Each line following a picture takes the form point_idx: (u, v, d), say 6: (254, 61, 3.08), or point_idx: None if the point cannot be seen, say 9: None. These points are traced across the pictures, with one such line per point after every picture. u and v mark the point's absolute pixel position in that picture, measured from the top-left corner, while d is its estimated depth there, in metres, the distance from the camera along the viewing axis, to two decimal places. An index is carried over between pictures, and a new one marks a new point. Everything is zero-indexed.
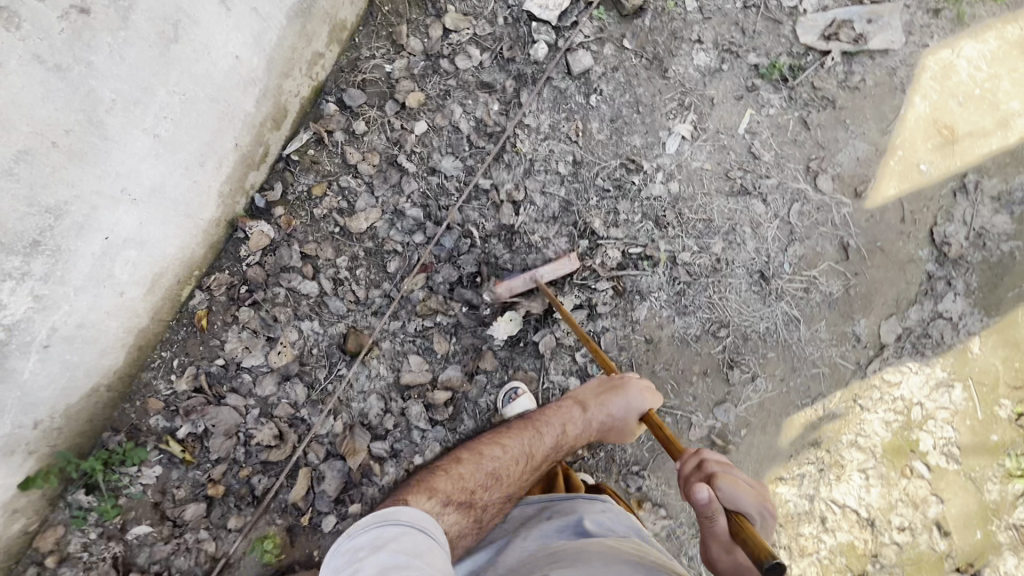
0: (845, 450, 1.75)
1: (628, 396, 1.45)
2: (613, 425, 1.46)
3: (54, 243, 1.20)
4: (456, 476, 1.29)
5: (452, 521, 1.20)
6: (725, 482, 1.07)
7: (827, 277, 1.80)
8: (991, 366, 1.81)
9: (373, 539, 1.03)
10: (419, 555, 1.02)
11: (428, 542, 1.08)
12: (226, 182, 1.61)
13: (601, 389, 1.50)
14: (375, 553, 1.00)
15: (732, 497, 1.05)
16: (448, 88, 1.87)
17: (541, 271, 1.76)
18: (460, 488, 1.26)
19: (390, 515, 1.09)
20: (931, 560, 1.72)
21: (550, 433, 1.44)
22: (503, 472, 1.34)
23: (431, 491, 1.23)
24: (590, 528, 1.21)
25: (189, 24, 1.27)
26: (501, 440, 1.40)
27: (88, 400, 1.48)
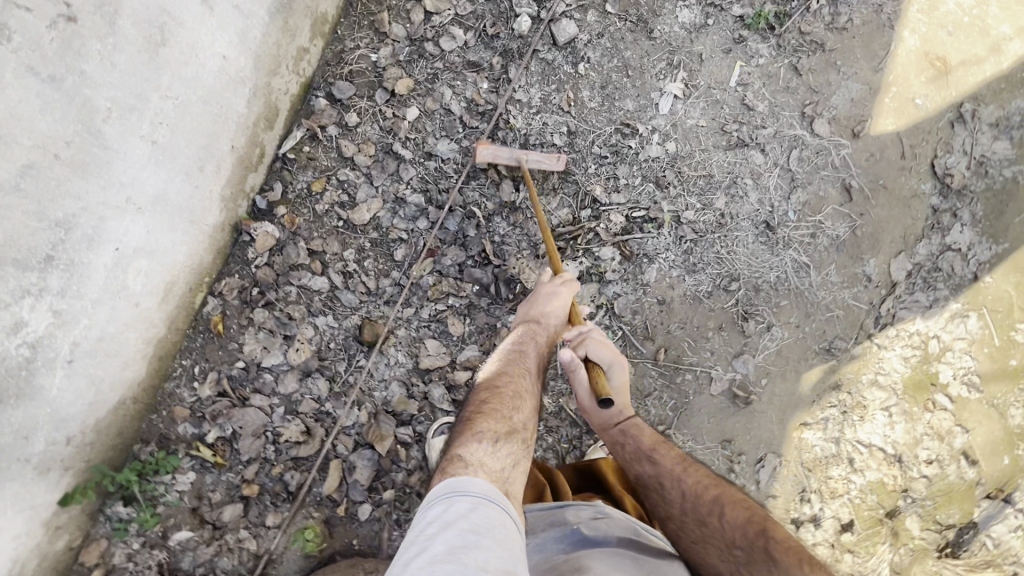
0: (866, 390, 1.76)
1: (555, 289, 1.47)
2: (563, 319, 1.47)
3: (67, 257, 1.21)
4: (487, 414, 1.19)
5: (507, 453, 1.11)
6: (590, 345, 1.33)
7: (832, 221, 1.80)
8: (1003, 293, 1.81)
9: (439, 516, 0.92)
10: (491, 537, 0.89)
11: (502, 520, 0.94)
12: (226, 186, 1.62)
13: (536, 299, 1.47)
14: (440, 534, 0.88)
15: (594, 353, 1.33)
16: (435, 71, 1.87)
17: (529, 155, 1.78)
18: (498, 420, 1.17)
19: (458, 490, 0.96)
20: (962, 490, 1.73)
21: (527, 346, 1.39)
22: (521, 390, 1.27)
23: (476, 435, 1.12)
24: (597, 538, 1.13)
25: (174, 27, 1.27)
26: (498, 369, 1.32)
27: (116, 414, 1.49)
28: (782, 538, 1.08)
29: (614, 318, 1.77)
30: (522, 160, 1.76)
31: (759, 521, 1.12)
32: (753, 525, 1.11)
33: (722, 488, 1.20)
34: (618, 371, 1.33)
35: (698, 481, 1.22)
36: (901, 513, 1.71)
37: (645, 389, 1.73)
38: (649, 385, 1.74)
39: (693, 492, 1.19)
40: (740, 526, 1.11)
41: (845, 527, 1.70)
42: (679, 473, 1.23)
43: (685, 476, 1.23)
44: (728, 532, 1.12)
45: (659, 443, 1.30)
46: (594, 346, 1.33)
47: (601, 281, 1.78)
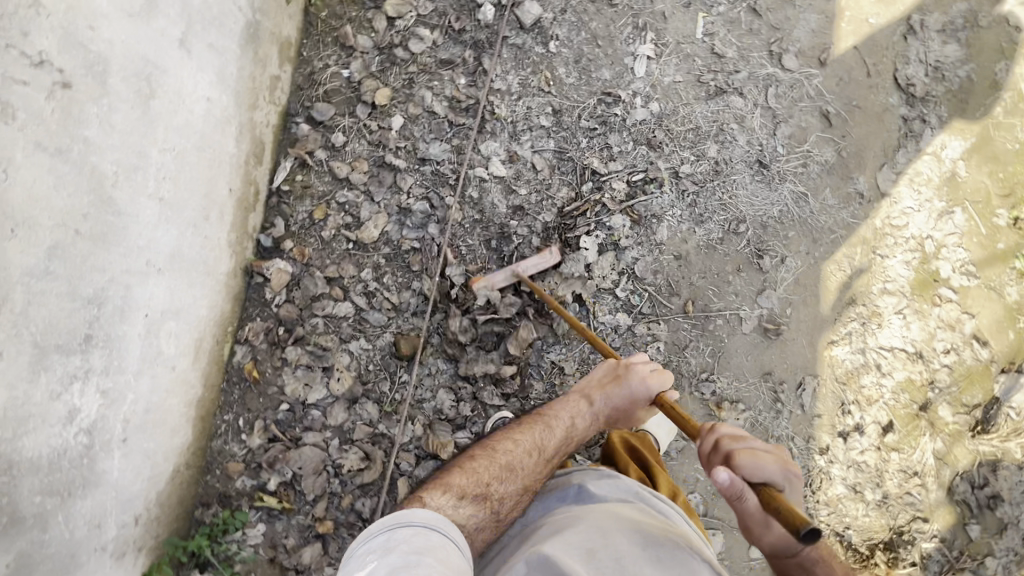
0: (879, 299, 1.87)
1: (639, 382, 1.42)
2: (612, 413, 1.44)
3: (104, 332, 1.16)
4: (470, 471, 1.27)
5: (468, 514, 1.18)
6: (749, 457, 0.91)
7: (819, 147, 1.91)
8: (980, 184, 1.94)
9: (382, 542, 0.90)
10: (433, 556, 0.89)
11: (444, 544, 0.94)
12: (231, 231, 1.58)
13: (599, 379, 1.49)
14: (383, 558, 0.86)
15: (757, 472, 0.90)
16: (411, 76, 1.85)
17: (523, 265, 1.76)
18: (475, 481, 1.24)
19: (400, 518, 0.95)
20: (980, 370, 1.85)
21: (556, 424, 1.42)
22: (519, 465, 1.31)
23: (447, 486, 1.23)
24: (596, 495, 1.20)
25: (159, 76, 1.23)
26: (512, 438, 1.38)
27: (174, 482, 1.46)
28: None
29: (638, 281, 1.81)
30: (519, 273, 1.74)
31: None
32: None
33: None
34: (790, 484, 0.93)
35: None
36: (933, 404, 1.83)
37: (682, 342, 1.80)
38: (685, 338, 1.80)
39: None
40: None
41: (886, 429, 1.82)
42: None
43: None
44: None
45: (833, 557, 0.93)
46: (753, 459, 0.91)
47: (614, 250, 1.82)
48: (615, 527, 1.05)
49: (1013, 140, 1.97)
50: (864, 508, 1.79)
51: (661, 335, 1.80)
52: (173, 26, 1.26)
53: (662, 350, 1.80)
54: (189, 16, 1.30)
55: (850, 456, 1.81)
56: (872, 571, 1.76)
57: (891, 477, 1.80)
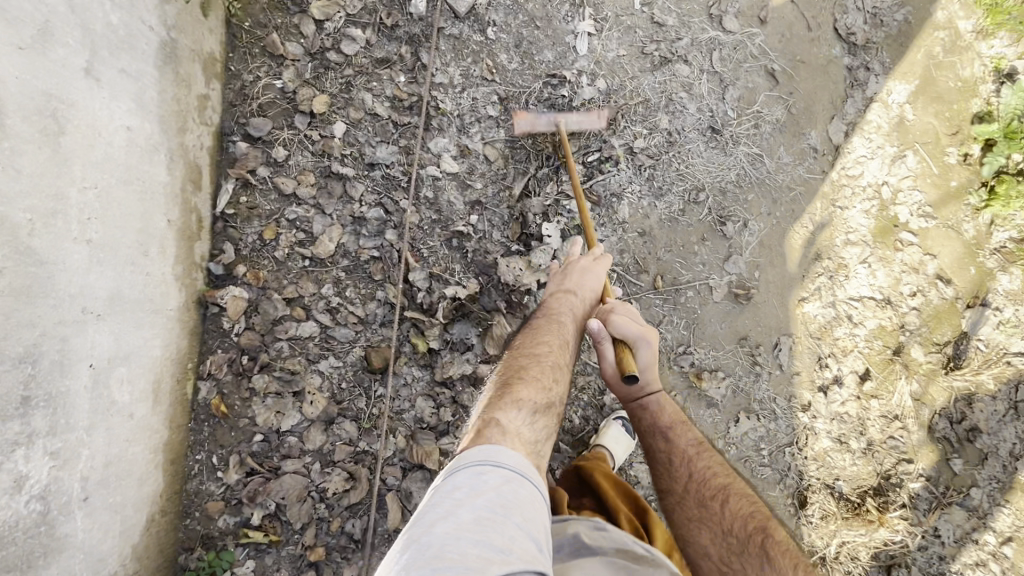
0: (843, 251, 1.89)
1: (592, 267, 1.47)
2: (597, 296, 1.44)
3: (44, 391, 1.09)
4: (528, 381, 1.12)
5: (543, 425, 1.05)
6: (617, 319, 1.26)
7: (769, 106, 1.91)
8: (928, 125, 1.96)
9: (470, 483, 0.83)
10: (520, 514, 0.81)
11: (531, 496, 0.86)
12: (177, 263, 1.50)
13: (576, 268, 1.47)
14: (470, 503, 0.80)
15: (619, 329, 1.25)
16: (347, 79, 1.77)
17: (569, 118, 1.78)
18: (539, 391, 1.10)
19: (492, 456, 0.88)
20: (946, 309, 1.89)
21: (565, 315, 1.34)
22: (560, 361, 1.21)
23: (517, 402, 1.05)
24: (590, 544, 1.04)
25: (67, 110, 1.15)
26: (539, 339, 1.25)
27: (150, 532, 1.40)
28: (780, 541, 1.06)
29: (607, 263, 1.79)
30: (561, 123, 1.77)
31: (761, 517, 1.11)
32: (753, 521, 1.09)
33: (733, 481, 1.17)
34: (648, 349, 1.24)
35: (710, 468, 1.19)
36: (906, 348, 1.86)
37: (656, 318, 1.78)
38: (658, 313, 1.79)
39: (702, 477, 1.17)
40: (739, 517, 1.10)
41: (863, 377, 1.84)
42: (693, 457, 1.19)
43: (697, 460, 1.19)
44: (726, 518, 1.10)
45: (681, 423, 1.25)
46: (619, 321, 1.26)
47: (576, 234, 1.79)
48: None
49: (955, 78, 1.99)
50: (851, 457, 1.81)
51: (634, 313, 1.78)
52: (75, 54, 1.18)
53: None
54: (93, 41, 1.22)
55: (831, 408, 1.83)
56: (865, 518, 1.78)
57: (873, 424, 1.83)
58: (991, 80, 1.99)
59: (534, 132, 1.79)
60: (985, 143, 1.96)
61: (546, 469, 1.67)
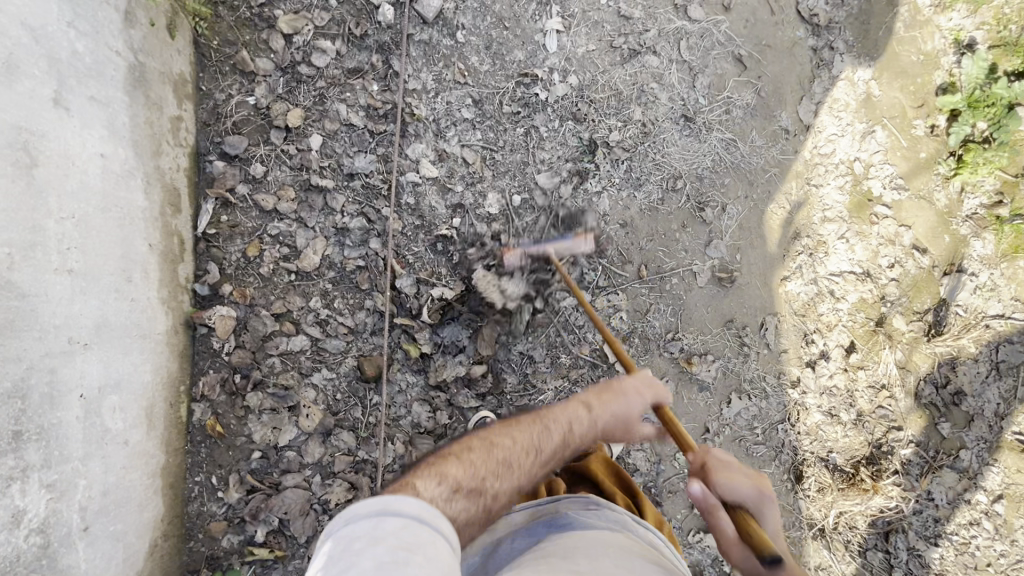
0: (820, 228, 1.93)
1: (636, 392, 1.23)
2: (622, 424, 1.21)
3: (35, 424, 1.09)
4: (466, 462, 1.03)
5: (461, 511, 0.94)
6: (722, 475, 0.93)
7: (739, 92, 1.94)
8: (894, 100, 2.00)
9: (368, 532, 0.74)
10: (423, 553, 0.74)
11: (435, 538, 0.79)
12: (161, 287, 1.50)
13: (612, 385, 1.25)
14: (368, 550, 0.71)
15: (730, 492, 0.91)
16: (320, 92, 1.78)
17: (558, 248, 1.78)
18: (470, 474, 1.01)
19: (387, 505, 0.80)
20: (924, 278, 1.92)
21: (560, 425, 1.16)
22: (515, 460, 1.07)
23: (442, 476, 0.97)
24: (582, 522, 1.03)
25: (38, 141, 1.15)
26: (508, 430, 1.14)
27: (154, 557, 1.40)
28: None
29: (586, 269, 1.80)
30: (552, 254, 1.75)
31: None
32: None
33: None
34: (769, 513, 0.91)
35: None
36: (888, 318, 1.89)
37: (643, 307, 1.81)
38: (645, 302, 1.82)
39: None
40: None
41: (849, 350, 1.88)
42: None
43: None
44: None
45: None
46: (727, 479, 0.93)
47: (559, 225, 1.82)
48: (614, 558, 0.90)
49: (917, 52, 2.03)
50: (842, 429, 1.86)
51: (622, 304, 1.80)
52: (42, 84, 1.17)
53: (626, 318, 1.80)
54: (59, 71, 1.21)
55: (820, 383, 1.88)
56: (860, 487, 1.83)
57: (861, 395, 1.87)
58: (952, 51, 2.02)
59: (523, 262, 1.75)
60: (951, 113, 2.00)
61: None
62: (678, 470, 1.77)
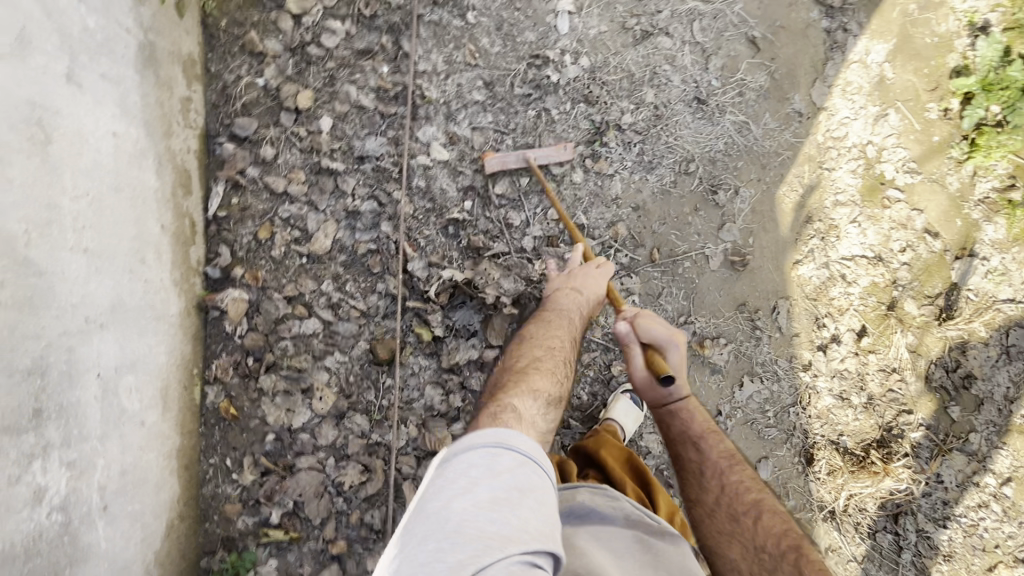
0: (832, 212, 1.92)
1: (593, 274, 1.53)
2: (597, 303, 1.52)
3: (55, 402, 1.08)
4: (531, 378, 1.20)
5: (551, 415, 1.14)
6: (646, 323, 1.35)
7: (752, 73, 1.92)
8: (908, 82, 1.98)
9: (485, 464, 0.82)
10: (533, 496, 0.81)
11: (543, 481, 0.86)
12: (174, 269, 1.49)
13: (579, 279, 1.53)
14: (483, 483, 0.80)
15: (648, 335, 1.33)
16: (330, 73, 1.76)
17: (535, 152, 1.80)
18: (543, 387, 1.19)
19: (504, 440, 0.86)
20: (936, 262, 1.91)
21: (565, 323, 1.41)
22: (563, 365, 1.30)
23: (526, 399, 1.13)
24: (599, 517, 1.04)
25: (52, 118, 1.14)
26: (536, 347, 1.33)
27: (170, 538, 1.40)
28: (816, 562, 1.08)
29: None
30: (530, 158, 1.79)
31: (794, 537, 1.14)
32: (787, 540, 1.12)
33: (763, 493, 1.20)
34: (676, 355, 1.32)
35: (742, 480, 1.22)
36: (900, 303, 1.89)
37: (655, 290, 1.81)
38: (657, 286, 1.81)
39: (733, 488, 1.21)
40: (773, 536, 1.13)
41: (860, 334, 1.88)
42: (722, 463, 1.24)
43: (729, 471, 1.23)
44: (756, 530, 1.14)
45: (710, 432, 1.30)
46: (646, 324, 1.35)
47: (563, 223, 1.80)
48: None
49: (931, 34, 2.00)
50: (853, 412, 1.86)
51: (634, 287, 1.80)
52: (55, 60, 1.16)
53: (637, 302, 1.80)
54: (71, 46, 1.20)
55: (831, 366, 1.88)
56: (870, 469, 1.83)
57: (872, 378, 1.87)
58: (966, 34, 2.00)
59: (504, 170, 1.79)
60: (965, 96, 1.98)
61: (558, 444, 1.71)
62: None
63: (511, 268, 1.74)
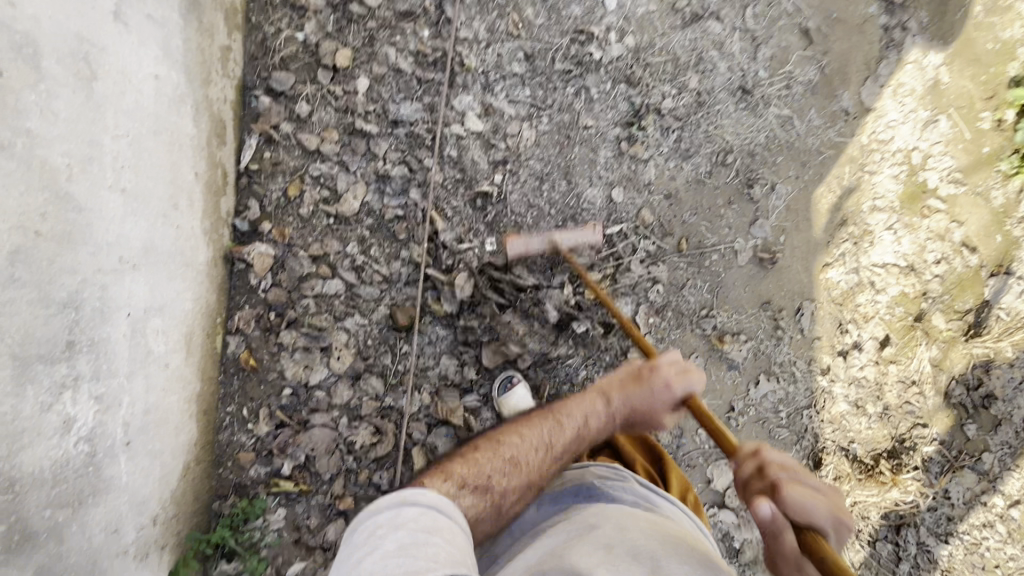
0: (869, 217, 1.87)
1: (659, 384, 1.19)
2: (638, 418, 1.19)
3: (87, 336, 1.11)
4: (476, 457, 1.09)
5: (469, 506, 1.00)
6: (794, 489, 0.88)
7: (801, 67, 1.86)
8: (963, 88, 1.90)
9: (391, 519, 0.83)
10: (440, 536, 0.83)
11: (452, 525, 0.89)
12: (205, 218, 1.51)
13: (628, 378, 1.23)
14: (390, 534, 0.81)
15: (801, 508, 0.86)
16: (371, 33, 1.73)
17: (560, 235, 1.72)
18: (478, 470, 1.06)
19: (407, 496, 0.88)
20: (971, 276, 1.85)
21: (570, 414, 1.19)
22: (525, 458, 1.12)
23: (451, 473, 1.04)
24: (605, 493, 1.09)
25: (98, 54, 1.13)
26: (521, 426, 1.18)
27: (187, 479, 1.44)
28: None
29: (618, 254, 1.77)
30: (555, 241, 1.70)
31: None
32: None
33: None
34: (841, 536, 0.86)
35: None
36: (928, 315, 1.85)
37: (679, 281, 1.79)
38: (681, 277, 1.79)
39: None
40: None
41: (883, 343, 1.85)
42: None
43: None
44: None
45: None
46: (798, 494, 0.87)
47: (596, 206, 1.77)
48: (638, 531, 0.95)
49: (993, 40, 1.88)
50: (867, 421, 1.84)
51: (660, 276, 1.78)
52: None
53: (661, 291, 1.78)
54: None
55: (850, 373, 1.86)
56: (878, 479, 1.84)
57: (890, 389, 1.84)
58: None
59: (526, 255, 1.70)
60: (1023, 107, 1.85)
61: None
62: (699, 445, 1.78)
63: (537, 248, 1.75)
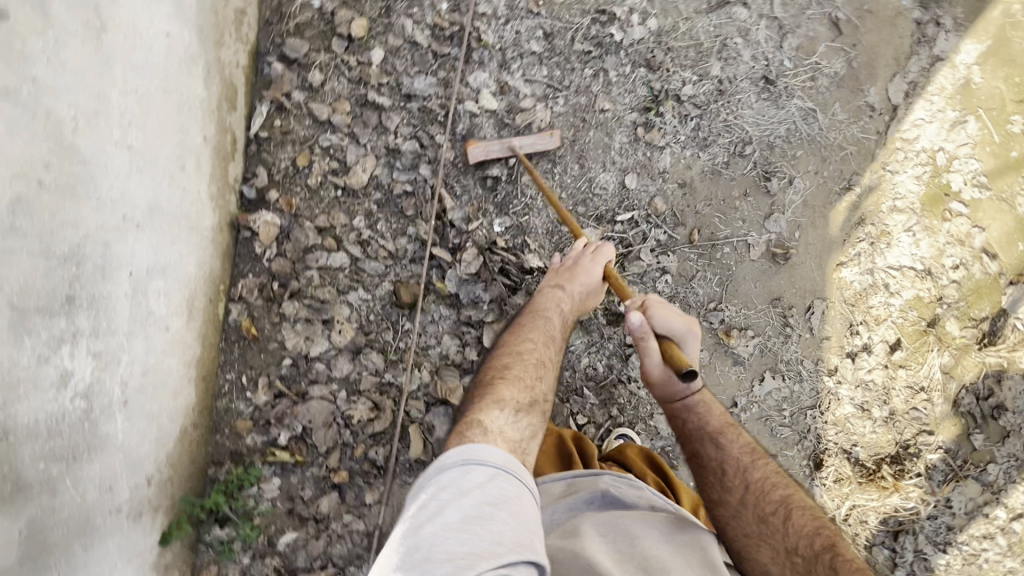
0: (888, 217, 1.82)
1: (589, 260, 1.49)
2: (589, 292, 1.47)
3: (87, 293, 1.10)
4: (510, 381, 1.18)
5: (528, 421, 1.10)
6: (660, 313, 1.28)
7: (828, 58, 1.81)
8: (995, 90, 1.85)
9: (455, 483, 0.85)
10: (506, 508, 0.84)
11: (518, 492, 0.89)
12: (212, 182, 1.49)
13: (568, 265, 1.51)
14: (453, 503, 0.82)
15: (663, 324, 1.27)
16: (388, 4, 1.70)
17: (521, 142, 1.71)
18: (521, 390, 1.16)
19: (472, 455, 0.90)
20: (988, 284, 1.81)
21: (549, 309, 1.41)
22: (545, 357, 1.29)
23: (499, 403, 1.10)
24: (623, 501, 1.11)
25: (109, 7, 1.11)
26: (523, 334, 1.33)
27: (183, 443, 1.44)
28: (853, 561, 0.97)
29: (628, 241, 1.74)
30: (515, 148, 1.69)
31: (827, 535, 1.04)
32: (819, 537, 1.03)
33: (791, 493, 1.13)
34: (687, 344, 1.29)
35: (761, 473, 1.15)
36: (941, 321, 1.81)
37: (688, 272, 1.76)
38: (691, 268, 1.76)
39: (760, 487, 1.12)
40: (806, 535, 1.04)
41: (894, 347, 1.81)
42: (747, 463, 1.16)
43: (752, 470, 1.15)
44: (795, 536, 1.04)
45: (730, 428, 1.23)
46: (663, 316, 1.28)
47: (608, 191, 1.74)
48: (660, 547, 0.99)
49: None
50: (871, 424, 1.80)
51: (669, 266, 1.75)
52: None
53: (669, 282, 1.75)
54: None
55: (858, 375, 1.81)
56: (879, 484, 1.80)
57: (898, 394, 1.81)
58: None
59: (488, 161, 1.70)
60: None
61: (566, 412, 1.69)
62: None
63: (545, 231, 1.72)
